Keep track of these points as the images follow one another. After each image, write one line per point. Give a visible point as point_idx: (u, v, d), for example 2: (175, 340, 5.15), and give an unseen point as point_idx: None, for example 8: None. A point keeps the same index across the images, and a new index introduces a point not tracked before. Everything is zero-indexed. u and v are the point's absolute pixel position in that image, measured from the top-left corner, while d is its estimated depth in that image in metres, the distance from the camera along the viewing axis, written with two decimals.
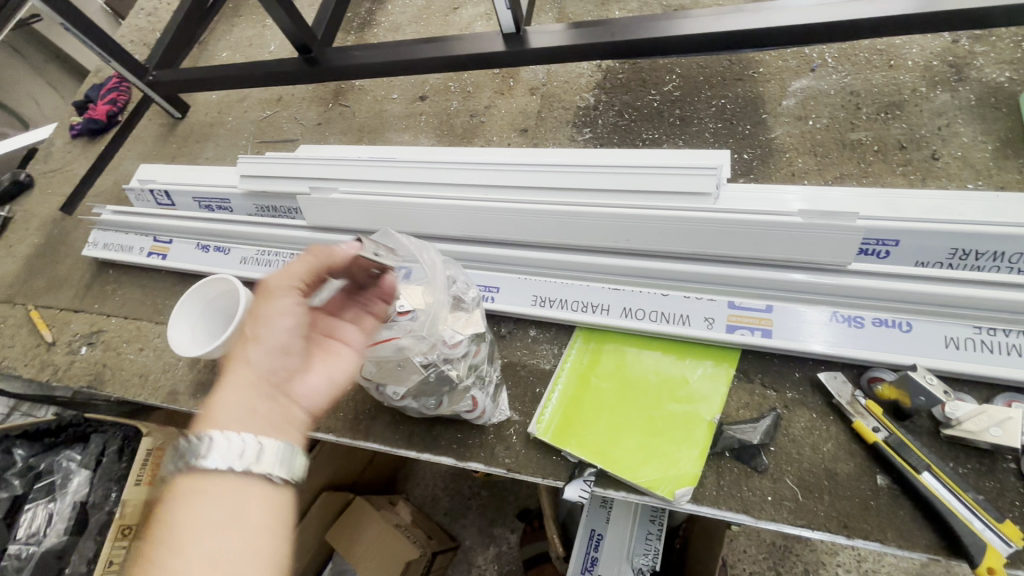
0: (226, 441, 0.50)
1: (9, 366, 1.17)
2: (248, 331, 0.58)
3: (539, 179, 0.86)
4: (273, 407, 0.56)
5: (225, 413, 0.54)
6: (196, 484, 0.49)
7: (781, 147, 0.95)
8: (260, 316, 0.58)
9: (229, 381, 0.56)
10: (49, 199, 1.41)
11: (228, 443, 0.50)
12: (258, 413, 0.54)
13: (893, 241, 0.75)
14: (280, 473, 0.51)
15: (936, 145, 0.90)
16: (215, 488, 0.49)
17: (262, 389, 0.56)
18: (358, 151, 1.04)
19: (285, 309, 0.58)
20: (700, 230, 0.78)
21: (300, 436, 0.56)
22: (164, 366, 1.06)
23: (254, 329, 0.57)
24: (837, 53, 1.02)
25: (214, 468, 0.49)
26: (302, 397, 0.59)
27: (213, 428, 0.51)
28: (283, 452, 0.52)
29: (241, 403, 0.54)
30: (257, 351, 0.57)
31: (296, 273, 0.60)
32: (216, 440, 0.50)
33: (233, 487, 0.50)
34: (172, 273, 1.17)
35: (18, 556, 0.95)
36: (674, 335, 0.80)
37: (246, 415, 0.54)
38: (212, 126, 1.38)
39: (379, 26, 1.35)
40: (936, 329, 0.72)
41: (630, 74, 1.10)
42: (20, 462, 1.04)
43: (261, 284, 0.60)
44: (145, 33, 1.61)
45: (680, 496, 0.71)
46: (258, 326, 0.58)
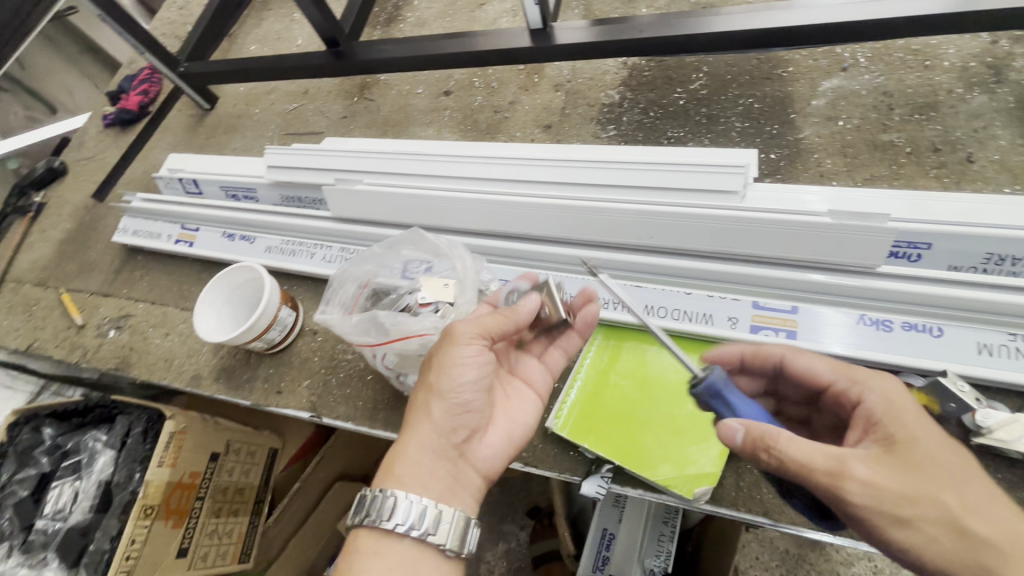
0: (406, 506, 0.58)
1: (41, 346, 1.20)
2: (434, 383, 0.62)
3: (564, 174, 0.86)
4: (451, 466, 0.62)
5: (410, 472, 0.60)
6: (378, 541, 0.58)
7: (810, 147, 0.94)
8: (446, 371, 0.62)
9: (414, 434, 0.61)
10: (82, 186, 1.45)
11: (412, 507, 0.58)
12: (436, 474, 0.60)
13: (925, 244, 0.74)
14: (448, 541, 0.58)
15: (972, 148, 0.88)
16: (392, 546, 0.58)
17: (445, 448, 0.61)
18: (383, 144, 1.05)
19: (468, 364, 0.62)
20: (726, 229, 0.77)
21: (470, 498, 0.63)
22: (189, 351, 1.08)
23: (440, 383, 0.62)
24: (870, 53, 1.00)
25: (393, 529, 0.57)
26: (481, 457, 0.65)
27: (399, 487, 0.59)
28: (461, 531, 0.60)
29: (426, 466, 0.60)
30: (442, 408, 0.62)
31: (483, 329, 0.63)
32: (402, 502, 0.58)
33: (416, 552, 0.58)
34: (199, 260, 1.19)
35: (45, 531, 0.98)
36: (696, 334, 0.79)
37: (428, 474, 0.60)
38: (240, 117, 1.41)
39: (405, 21, 1.36)
40: (968, 335, 0.70)
41: (657, 71, 1.09)
42: (48, 440, 1.08)
43: (448, 331, 0.63)
44: (176, 26, 1.64)
45: (699, 495, 0.71)
46: (441, 379, 0.62)
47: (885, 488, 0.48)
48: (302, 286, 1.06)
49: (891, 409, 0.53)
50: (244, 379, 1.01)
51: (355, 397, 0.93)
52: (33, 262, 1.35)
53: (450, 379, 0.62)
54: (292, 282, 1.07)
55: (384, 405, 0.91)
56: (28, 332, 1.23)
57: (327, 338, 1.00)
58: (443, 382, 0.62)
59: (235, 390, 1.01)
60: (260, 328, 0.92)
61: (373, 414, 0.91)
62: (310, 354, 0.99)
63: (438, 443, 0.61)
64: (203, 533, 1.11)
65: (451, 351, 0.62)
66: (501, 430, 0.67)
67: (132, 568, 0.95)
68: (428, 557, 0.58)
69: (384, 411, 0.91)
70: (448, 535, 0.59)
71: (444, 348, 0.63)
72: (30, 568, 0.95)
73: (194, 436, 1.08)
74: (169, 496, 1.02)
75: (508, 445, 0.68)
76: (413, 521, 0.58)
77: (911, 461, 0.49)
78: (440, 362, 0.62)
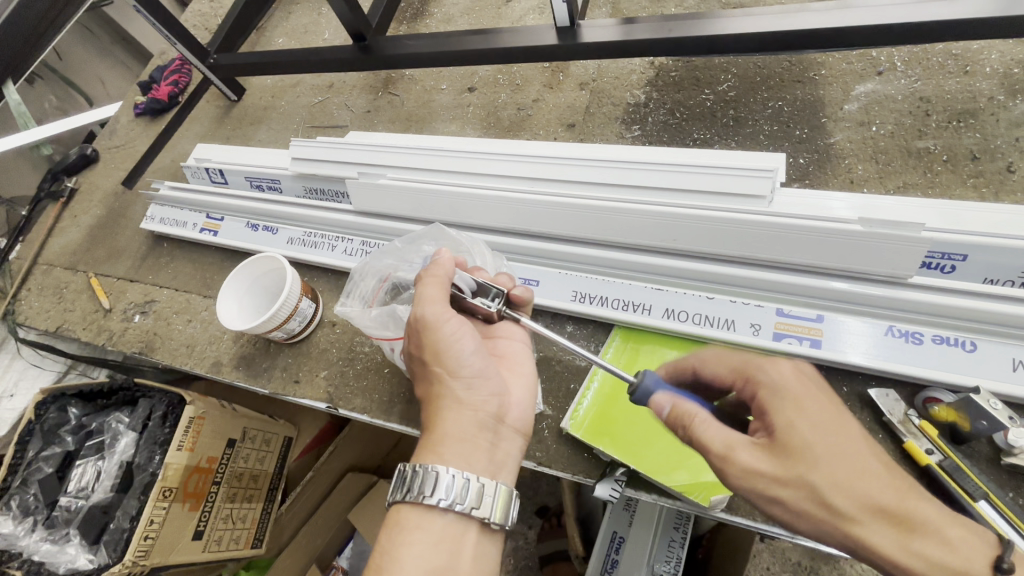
0: (454, 481, 0.57)
1: (70, 329, 1.24)
2: (440, 367, 0.63)
3: (588, 174, 0.86)
4: (492, 434, 0.62)
5: (454, 449, 0.59)
6: (420, 515, 0.57)
7: (840, 153, 0.92)
8: (445, 352, 0.63)
9: (446, 416, 0.61)
10: (112, 174, 1.49)
11: (458, 483, 0.57)
12: (480, 445, 0.61)
13: (960, 255, 0.71)
14: (495, 518, 0.58)
15: (1013, 157, 0.85)
16: (434, 522, 0.57)
17: (481, 420, 0.62)
18: (407, 139, 1.05)
19: (458, 334, 0.63)
20: (751, 233, 0.76)
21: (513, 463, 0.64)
22: (209, 338, 1.10)
23: (445, 364, 0.63)
24: (907, 57, 0.97)
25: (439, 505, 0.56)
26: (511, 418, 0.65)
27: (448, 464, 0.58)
28: (502, 506, 0.59)
29: (468, 442, 0.60)
30: (462, 385, 0.62)
31: (435, 297, 0.64)
32: (446, 477, 0.57)
33: (458, 526, 0.58)
34: (223, 249, 1.21)
35: (68, 508, 1.01)
36: (717, 339, 0.78)
37: (473, 447, 0.60)
38: (266, 109, 1.42)
39: (431, 17, 1.37)
40: (1002, 350, 0.68)
41: (684, 72, 1.07)
42: (73, 420, 1.11)
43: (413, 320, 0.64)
44: (207, 18, 1.67)
45: (716, 502, 0.70)
46: (445, 362, 0.63)
47: (766, 477, 0.52)
48: (322, 278, 1.07)
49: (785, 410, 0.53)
50: (263, 367, 1.03)
51: (370, 390, 0.94)
52: (64, 247, 1.39)
53: (450, 357, 0.63)
54: (314, 273, 1.08)
55: (399, 399, 0.92)
56: (58, 314, 1.27)
57: (346, 330, 1.01)
58: (446, 359, 0.63)
59: (254, 377, 1.02)
60: (280, 318, 0.93)
61: (388, 407, 0.92)
62: (329, 345, 1.00)
63: (472, 417, 0.61)
64: (218, 517, 1.13)
65: (434, 331, 0.63)
66: (516, 385, 0.68)
67: (150, 549, 0.97)
68: (470, 532, 0.58)
69: (400, 405, 0.91)
70: (491, 509, 0.58)
71: (427, 332, 0.63)
72: (53, 543, 0.98)
73: (212, 422, 1.10)
74: (186, 479, 1.04)
75: (530, 396, 0.69)
76: (456, 496, 0.57)
77: (787, 449, 0.51)
78: (432, 345, 0.63)
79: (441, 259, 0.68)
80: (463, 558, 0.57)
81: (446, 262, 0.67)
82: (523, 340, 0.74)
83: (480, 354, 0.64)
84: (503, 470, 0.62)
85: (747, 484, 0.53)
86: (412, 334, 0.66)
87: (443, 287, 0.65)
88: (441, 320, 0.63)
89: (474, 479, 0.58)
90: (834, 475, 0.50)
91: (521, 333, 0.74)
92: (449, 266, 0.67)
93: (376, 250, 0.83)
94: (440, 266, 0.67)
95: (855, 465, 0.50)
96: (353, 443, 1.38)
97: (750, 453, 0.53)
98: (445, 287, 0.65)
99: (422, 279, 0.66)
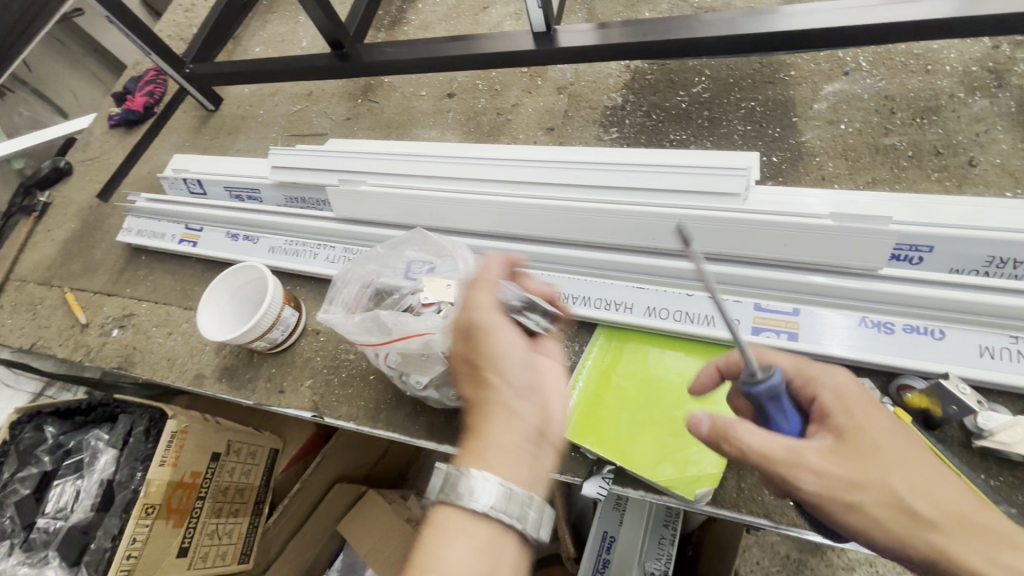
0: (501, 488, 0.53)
1: (45, 345, 1.21)
2: (494, 373, 0.60)
3: (568, 177, 0.87)
4: (536, 449, 0.58)
5: (499, 459, 0.55)
6: (459, 521, 0.54)
7: (812, 151, 0.94)
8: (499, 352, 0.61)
9: (494, 423, 0.58)
10: (87, 187, 1.46)
11: (505, 492, 0.53)
12: (524, 455, 0.57)
13: (927, 247, 0.74)
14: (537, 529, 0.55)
15: (974, 152, 0.88)
16: (474, 531, 0.54)
17: (530, 433, 0.57)
18: (387, 145, 1.05)
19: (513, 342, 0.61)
20: (728, 230, 0.77)
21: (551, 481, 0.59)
22: (191, 351, 1.09)
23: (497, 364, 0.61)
24: (872, 57, 1.00)
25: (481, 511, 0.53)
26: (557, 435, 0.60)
27: (488, 469, 0.55)
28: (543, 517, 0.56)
29: (513, 453, 0.56)
30: (515, 396, 0.59)
31: (487, 301, 0.63)
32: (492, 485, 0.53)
33: (498, 535, 0.54)
34: (203, 260, 1.19)
35: (46, 530, 0.98)
36: (697, 335, 0.79)
37: (518, 460, 0.56)
38: (244, 118, 1.41)
39: (409, 24, 1.37)
40: (969, 337, 0.70)
41: (659, 75, 1.09)
42: (50, 439, 1.08)
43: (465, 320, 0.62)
44: (182, 28, 1.66)
45: (700, 496, 0.71)
46: (501, 363, 0.60)
47: (837, 484, 0.50)
48: (304, 286, 1.07)
49: (851, 412, 0.52)
50: (246, 378, 1.01)
51: (356, 398, 0.94)
52: (38, 262, 1.36)
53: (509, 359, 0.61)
54: (296, 282, 1.07)
55: (385, 405, 0.91)
56: (32, 331, 1.24)
57: (330, 338, 1.00)
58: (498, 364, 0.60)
59: (237, 389, 1.01)
60: (264, 326, 0.93)
61: (375, 414, 0.91)
62: (313, 354, 1.00)
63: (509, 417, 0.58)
64: (203, 533, 1.11)
65: (489, 336, 0.61)
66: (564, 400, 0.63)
67: (134, 567, 0.95)
68: (511, 542, 0.55)
69: (386, 411, 0.91)
70: (533, 521, 0.55)
71: (481, 336, 0.61)
72: (31, 567, 0.96)
73: (195, 435, 1.08)
74: (170, 495, 1.02)
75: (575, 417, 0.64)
76: (499, 504, 0.53)
77: (860, 449, 0.50)
78: (487, 350, 0.60)
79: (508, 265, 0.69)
80: (503, 567, 0.54)
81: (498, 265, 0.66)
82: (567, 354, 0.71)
83: (531, 366, 0.62)
84: (546, 489, 0.58)
85: (817, 494, 0.50)
86: (462, 337, 0.63)
87: (491, 294, 0.64)
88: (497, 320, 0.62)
89: (516, 489, 0.54)
90: (911, 483, 0.49)
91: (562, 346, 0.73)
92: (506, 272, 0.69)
93: (356, 259, 0.83)
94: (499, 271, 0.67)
95: (925, 473, 0.49)
96: (342, 450, 1.36)
97: (816, 456, 0.51)
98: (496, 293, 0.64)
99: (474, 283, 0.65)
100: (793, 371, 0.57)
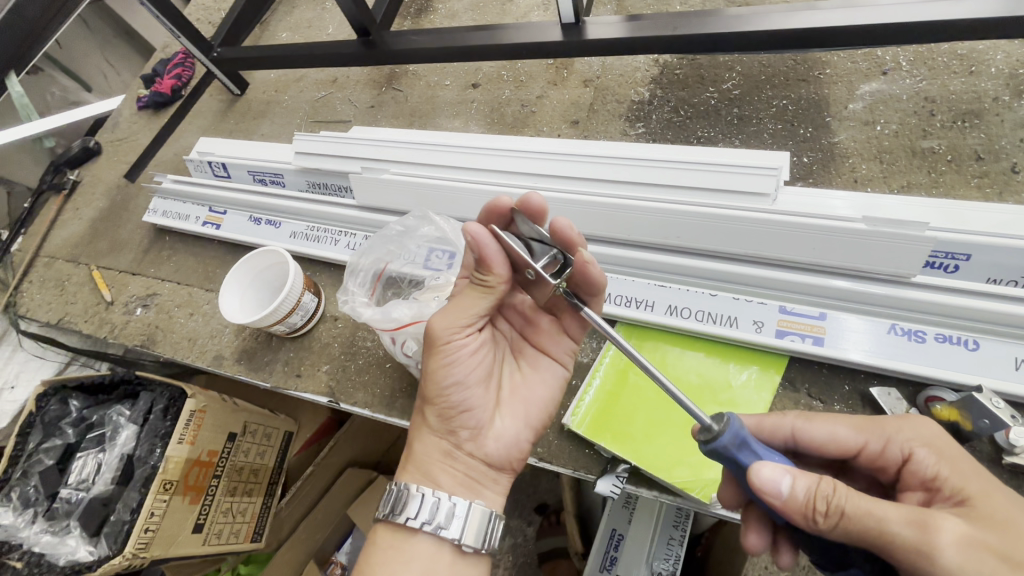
0: (448, 505, 0.61)
1: (72, 321, 1.24)
2: (460, 436, 0.65)
3: (592, 171, 0.86)
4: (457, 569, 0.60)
5: (419, 469, 0.64)
6: (401, 541, 0.60)
7: (845, 152, 0.92)
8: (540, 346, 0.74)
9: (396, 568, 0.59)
10: (115, 167, 1.48)
11: (440, 504, 0.61)
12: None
13: (963, 255, 0.71)
14: (468, 540, 0.60)
15: (1017, 158, 0.85)
16: (414, 549, 0.60)
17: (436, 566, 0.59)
18: (410, 134, 1.05)
19: (454, 380, 0.64)
20: (756, 230, 0.76)
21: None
22: (212, 332, 1.10)
23: (521, 372, 0.72)
24: (912, 57, 0.97)
25: (421, 529, 0.60)
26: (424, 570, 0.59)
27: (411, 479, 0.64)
28: (476, 527, 0.61)
29: (436, 469, 0.63)
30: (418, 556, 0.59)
31: (458, 318, 0.64)
32: (420, 496, 0.61)
33: (445, 554, 0.60)
34: (224, 243, 1.21)
35: (68, 500, 1.00)
36: (720, 336, 0.78)
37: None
38: (269, 103, 1.42)
39: (436, 12, 1.36)
40: (1005, 350, 0.68)
41: (689, 70, 1.07)
42: (74, 412, 1.10)
43: (427, 332, 0.65)
44: (211, 12, 1.67)
45: (717, 499, 0.71)
46: (537, 365, 0.73)
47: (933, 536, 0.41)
48: (324, 272, 1.08)
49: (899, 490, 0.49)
50: (265, 361, 1.03)
51: (372, 385, 0.94)
52: (66, 239, 1.38)
53: (527, 381, 0.71)
54: (317, 267, 1.08)
55: (401, 393, 0.92)
56: (60, 307, 1.27)
57: (348, 324, 1.01)
58: (431, 386, 0.64)
59: (255, 371, 1.02)
60: (283, 311, 0.93)
61: (390, 402, 0.92)
62: (330, 340, 1.00)
63: (525, 447, 0.68)
64: (219, 510, 1.12)
65: (435, 364, 0.64)
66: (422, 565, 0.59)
67: (151, 541, 0.97)
68: (444, 554, 0.60)
69: (401, 400, 0.91)
70: (460, 529, 0.60)
71: (432, 390, 0.65)
72: (53, 534, 0.98)
73: (213, 415, 1.09)
74: (187, 472, 1.03)
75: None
76: (452, 521, 0.60)
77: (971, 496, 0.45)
78: (432, 393, 0.65)
79: (497, 229, 0.60)
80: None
81: (484, 240, 0.59)
82: (463, 352, 0.65)
83: (470, 391, 0.65)
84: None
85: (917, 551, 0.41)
86: (463, 391, 0.65)
87: (451, 331, 0.64)
88: (585, 265, 0.61)
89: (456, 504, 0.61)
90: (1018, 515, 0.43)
91: (476, 302, 0.64)
92: (500, 252, 0.61)
93: (365, 245, 0.85)
94: (499, 266, 0.61)
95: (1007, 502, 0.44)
96: (353, 437, 1.36)
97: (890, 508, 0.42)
98: (467, 312, 0.64)
99: (434, 351, 0.64)
100: (468, 318, 0.64)
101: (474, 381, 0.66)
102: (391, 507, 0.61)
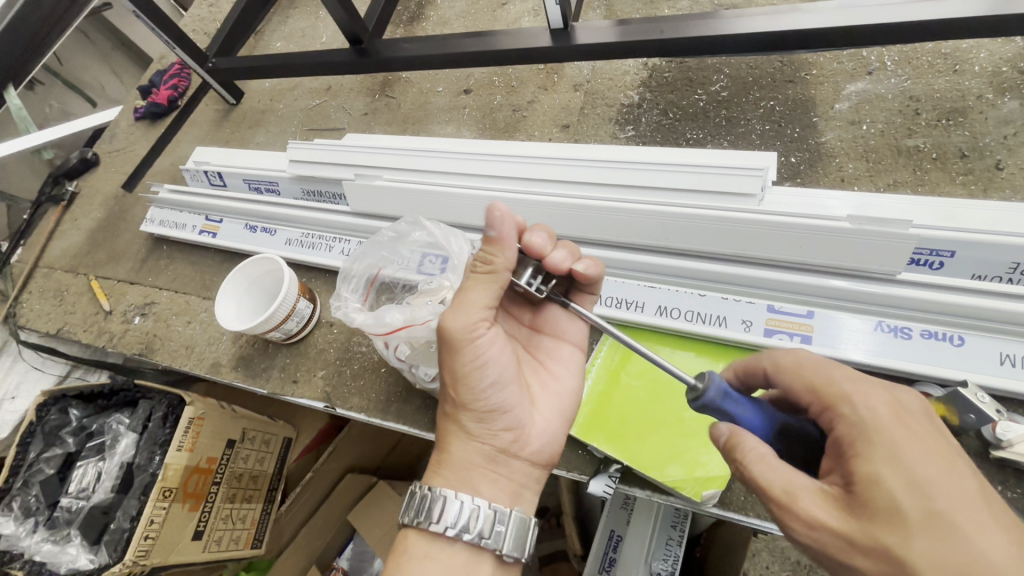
0: (487, 514, 0.60)
1: (71, 331, 1.25)
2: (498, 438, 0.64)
3: (582, 174, 0.86)
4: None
5: (457, 474, 0.63)
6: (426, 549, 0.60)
7: (832, 151, 0.93)
8: (553, 334, 0.75)
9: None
10: (113, 177, 1.50)
11: (480, 513, 0.60)
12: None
13: (948, 251, 0.72)
14: (510, 549, 0.60)
15: (1001, 155, 0.86)
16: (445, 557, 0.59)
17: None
18: (402, 141, 1.06)
19: (485, 381, 0.63)
20: (743, 230, 0.76)
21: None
22: (209, 339, 1.11)
23: (542, 363, 0.73)
24: (897, 57, 0.98)
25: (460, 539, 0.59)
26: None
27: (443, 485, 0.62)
28: (514, 536, 0.61)
29: (478, 476, 0.63)
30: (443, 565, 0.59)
31: (479, 315, 0.62)
32: (458, 504, 0.59)
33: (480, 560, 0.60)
34: (221, 251, 1.22)
35: (69, 509, 1.01)
36: (709, 336, 0.79)
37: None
38: (264, 112, 1.43)
39: (428, 20, 1.38)
40: (990, 345, 0.69)
41: (677, 73, 1.08)
42: (73, 421, 1.11)
43: (446, 334, 0.62)
44: (206, 23, 1.69)
45: (708, 497, 0.72)
46: (557, 354, 0.74)
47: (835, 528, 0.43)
48: (319, 278, 1.09)
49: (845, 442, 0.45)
50: (262, 367, 1.04)
51: (366, 390, 0.95)
52: (65, 250, 1.40)
53: (552, 372, 0.72)
54: (312, 274, 1.09)
55: (396, 398, 0.93)
56: (59, 317, 1.28)
57: (343, 329, 1.02)
58: (463, 390, 0.63)
59: (253, 377, 1.03)
60: (277, 319, 0.94)
61: (385, 406, 0.93)
62: (326, 345, 1.01)
63: (563, 438, 0.69)
64: (219, 517, 1.13)
65: (461, 366, 0.62)
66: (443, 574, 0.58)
67: (151, 548, 0.97)
68: (478, 563, 0.60)
69: (397, 404, 0.92)
70: (501, 539, 0.60)
71: (464, 395, 0.63)
72: (54, 543, 0.98)
73: (211, 422, 1.09)
74: (187, 479, 1.04)
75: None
76: (491, 530, 0.60)
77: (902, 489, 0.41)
78: (462, 398, 0.63)
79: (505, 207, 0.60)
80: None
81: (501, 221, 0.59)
82: (491, 350, 0.63)
83: (501, 390, 0.64)
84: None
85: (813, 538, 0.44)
86: (495, 391, 0.64)
87: (474, 328, 0.62)
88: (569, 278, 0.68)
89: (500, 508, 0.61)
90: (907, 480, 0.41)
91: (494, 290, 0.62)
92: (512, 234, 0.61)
93: (357, 251, 0.86)
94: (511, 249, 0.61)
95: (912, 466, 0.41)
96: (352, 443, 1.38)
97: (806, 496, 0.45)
98: (487, 303, 0.62)
99: (459, 353, 0.62)
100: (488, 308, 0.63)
101: (502, 378, 0.65)
102: (424, 512, 0.60)
